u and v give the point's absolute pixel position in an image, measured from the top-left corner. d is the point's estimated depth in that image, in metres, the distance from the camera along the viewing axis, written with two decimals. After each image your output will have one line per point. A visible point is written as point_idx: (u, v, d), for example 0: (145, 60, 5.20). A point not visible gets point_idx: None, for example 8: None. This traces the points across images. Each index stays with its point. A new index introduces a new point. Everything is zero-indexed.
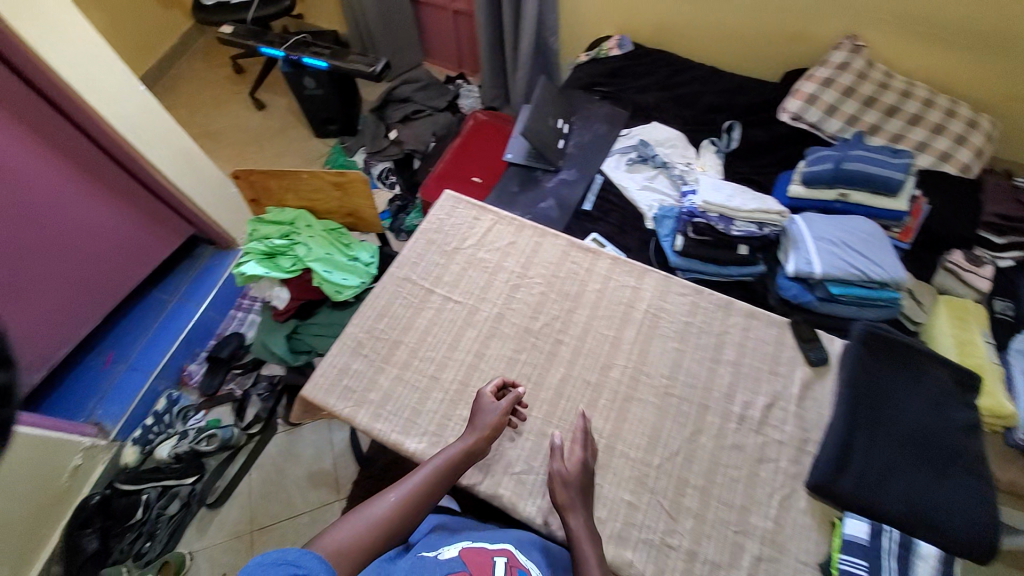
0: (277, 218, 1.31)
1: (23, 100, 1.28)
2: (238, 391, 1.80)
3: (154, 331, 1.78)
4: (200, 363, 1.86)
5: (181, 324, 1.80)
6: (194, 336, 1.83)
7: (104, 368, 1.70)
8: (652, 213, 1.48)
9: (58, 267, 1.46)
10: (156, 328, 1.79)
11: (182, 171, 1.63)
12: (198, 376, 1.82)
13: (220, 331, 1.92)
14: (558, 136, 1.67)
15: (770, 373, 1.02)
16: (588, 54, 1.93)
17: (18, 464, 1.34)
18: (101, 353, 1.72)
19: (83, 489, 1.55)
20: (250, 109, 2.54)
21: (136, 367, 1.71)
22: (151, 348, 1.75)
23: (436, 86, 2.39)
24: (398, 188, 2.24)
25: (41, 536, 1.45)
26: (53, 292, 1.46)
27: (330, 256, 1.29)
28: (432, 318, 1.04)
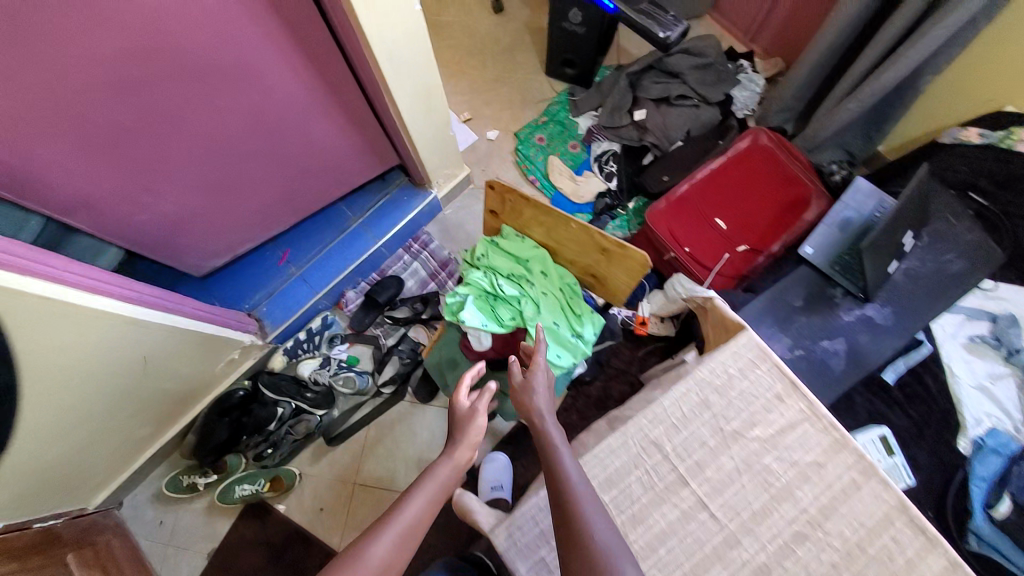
0: (514, 252, 1.10)
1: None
2: (384, 341, 1.73)
3: (331, 248, 1.70)
4: (358, 292, 1.77)
5: (355, 253, 1.70)
6: (361, 267, 1.74)
7: (277, 265, 1.68)
8: (974, 433, 1.11)
9: (269, 174, 1.35)
10: (331, 246, 1.70)
11: (415, 112, 1.36)
12: (352, 306, 1.75)
13: (383, 268, 1.81)
14: (894, 255, 1.15)
15: None
16: (984, 138, 1.28)
17: (186, 354, 1.37)
18: (278, 247, 1.69)
19: (229, 378, 1.61)
20: (486, 9, 2.15)
21: (304, 280, 1.67)
22: (322, 266, 1.68)
23: (719, 68, 1.79)
24: (614, 182, 1.82)
25: (189, 404, 1.56)
26: (258, 194, 1.38)
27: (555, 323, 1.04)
28: (673, 525, 0.77)
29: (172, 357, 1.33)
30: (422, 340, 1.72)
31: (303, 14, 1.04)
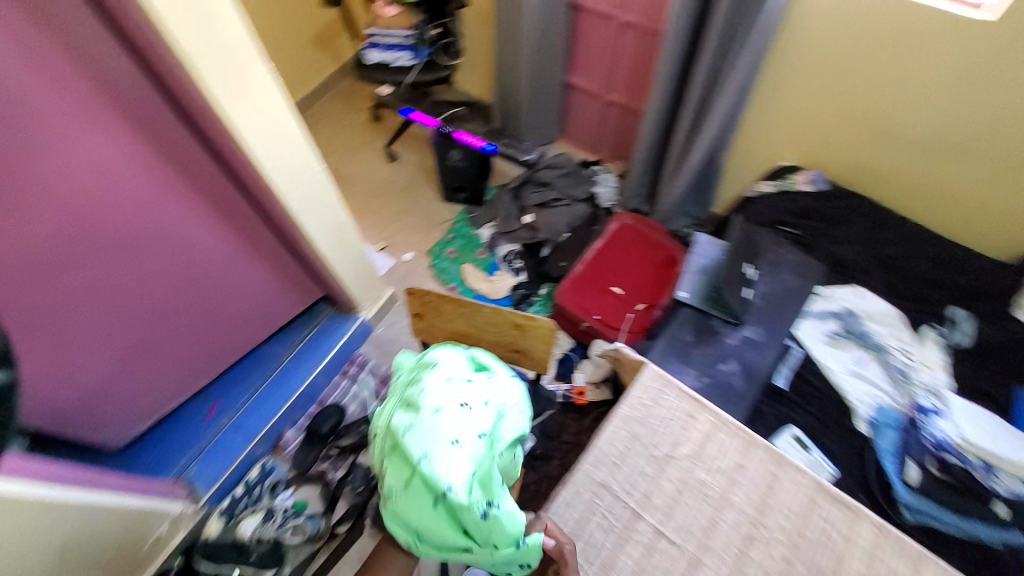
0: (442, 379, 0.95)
1: (207, 169, 1.19)
2: (332, 474, 1.63)
3: (263, 391, 1.66)
4: (297, 430, 1.72)
5: (290, 389, 1.68)
6: (298, 403, 1.71)
7: (205, 421, 1.59)
8: (866, 413, 1.21)
9: (195, 326, 1.38)
10: (264, 389, 1.67)
11: (332, 245, 1.54)
12: (293, 447, 1.68)
13: (322, 399, 1.79)
14: (743, 283, 1.44)
15: None
16: (772, 185, 1.71)
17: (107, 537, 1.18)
18: (205, 402, 1.62)
19: (155, 562, 1.37)
20: (382, 159, 2.51)
21: (239, 429, 1.59)
22: (256, 412, 1.63)
23: (578, 174, 2.24)
24: (523, 275, 2.08)
25: None
26: (185, 348, 1.39)
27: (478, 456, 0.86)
28: (639, 563, 0.82)
29: (95, 542, 1.15)
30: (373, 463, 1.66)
31: (219, 180, 1.23)
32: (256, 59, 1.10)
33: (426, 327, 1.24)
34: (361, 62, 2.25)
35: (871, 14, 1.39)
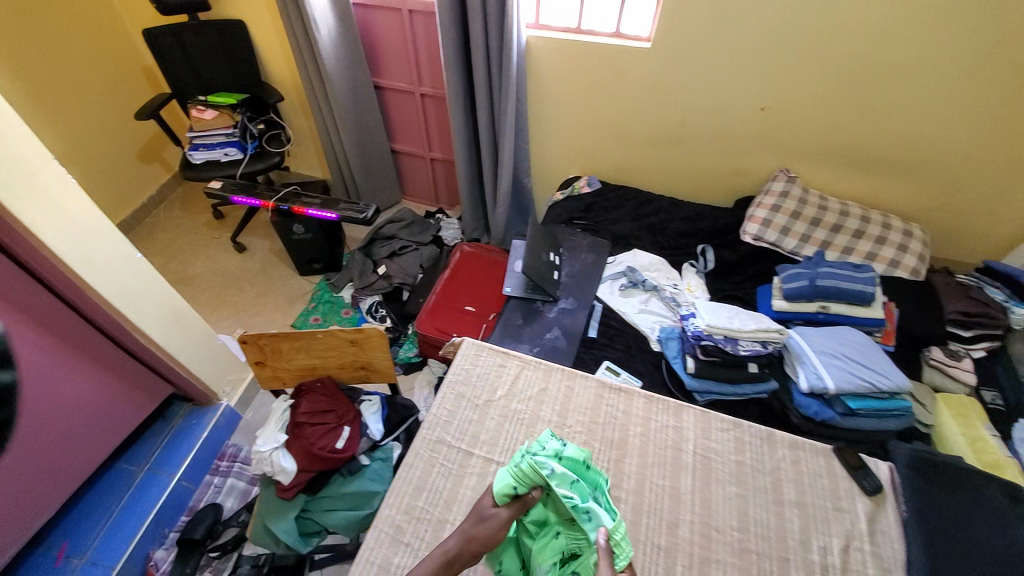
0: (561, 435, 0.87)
1: (14, 283, 1.19)
2: None
3: (119, 512, 1.51)
4: (169, 547, 1.55)
5: (151, 502, 1.54)
6: (164, 514, 1.56)
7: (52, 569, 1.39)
8: (655, 335, 1.55)
9: (24, 455, 1.27)
10: (120, 511, 1.52)
11: (169, 333, 1.54)
12: (165, 566, 1.50)
13: (193, 504, 1.67)
14: (551, 267, 1.76)
15: (835, 509, 0.92)
16: (563, 193, 2.15)
17: None
18: (52, 546, 1.43)
19: None
20: (231, 252, 2.53)
21: (97, 560, 1.42)
22: (112, 538, 1.46)
23: (419, 222, 2.49)
24: (389, 321, 2.22)
25: None
26: (14, 484, 1.26)
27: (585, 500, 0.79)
28: (473, 491, 0.96)
29: None
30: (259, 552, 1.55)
31: (30, 292, 1.23)
32: (51, 166, 1.18)
33: (272, 372, 1.29)
34: (187, 164, 2.33)
35: (582, 60, 1.90)
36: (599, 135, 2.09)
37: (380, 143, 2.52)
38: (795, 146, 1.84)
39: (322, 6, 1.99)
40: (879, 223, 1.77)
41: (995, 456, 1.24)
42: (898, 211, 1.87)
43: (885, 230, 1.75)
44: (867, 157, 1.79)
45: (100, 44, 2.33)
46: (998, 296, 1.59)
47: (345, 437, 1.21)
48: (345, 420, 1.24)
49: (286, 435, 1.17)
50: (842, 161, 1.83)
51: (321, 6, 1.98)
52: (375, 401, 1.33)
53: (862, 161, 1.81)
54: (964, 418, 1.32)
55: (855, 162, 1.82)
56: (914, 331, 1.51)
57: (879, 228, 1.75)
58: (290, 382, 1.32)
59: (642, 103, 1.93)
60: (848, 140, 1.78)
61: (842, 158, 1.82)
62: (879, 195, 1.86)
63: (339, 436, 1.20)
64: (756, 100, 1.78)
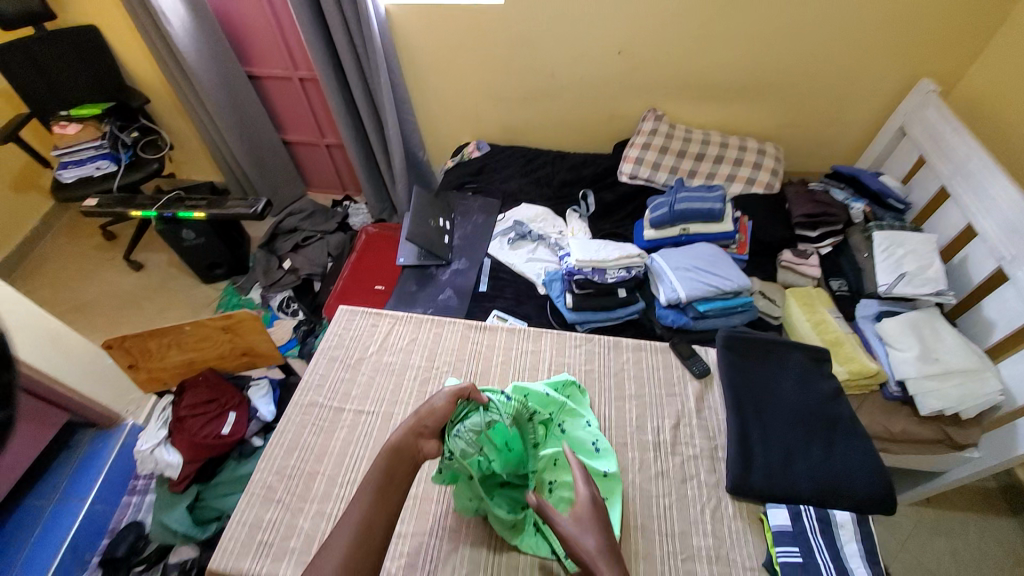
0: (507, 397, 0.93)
1: None
2: None
3: (29, 549, 1.37)
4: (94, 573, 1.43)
5: (63, 530, 1.40)
6: (81, 541, 1.43)
7: None
8: (541, 280, 1.62)
9: None
10: (29, 547, 1.38)
11: (46, 356, 1.42)
12: None
13: (114, 527, 1.52)
14: (441, 232, 1.79)
15: (668, 395, 1.05)
16: (454, 160, 2.17)
17: None
18: None
19: None
20: (128, 272, 2.40)
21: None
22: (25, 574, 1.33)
23: (322, 212, 2.46)
24: (301, 314, 2.20)
25: None
26: None
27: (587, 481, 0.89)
28: (346, 439, 1.02)
29: None
30: (188, 555, 1.42)
31: None
32: None
33: (149, 374, 1.30)
34: (58, 185, 2.11)
35: (444, 25, 1.90)
36: (481, 99, 2.12)
37: (268, 136, 2.44)
38: (657, 85, 1.94)
39: None
40: (738, 146, 1.90)
41: (834, 333, 1.39)
42: (758, 133, 2.02)
43: (743, 152, 1.89)
44: (720, 87, 1.91)
45: None
46: (840, 196, 1.73)
47: (230, 423, 1.25)
48: (229, 405, 1.27)
49: (166, 430, 1.21)
50: (703, 93, 1.95)
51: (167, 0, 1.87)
52: (263, 385, 1.34)
53: (718, 91, 1.93)
54: (809, 307, 1.47)
55: (711, 93, 1.94)
56: (766, 239, 1.67)
57: (737, 151, 1.89)
58: (171, 378, 1.32)
59: (512, 60, 1.97)
60: (702, 73, 1.88)
61: (701, 91, 1.93)
62: (738, 121, 2.01)
63: (224, 422, 1.24)
64: (613, 44, 1.85)
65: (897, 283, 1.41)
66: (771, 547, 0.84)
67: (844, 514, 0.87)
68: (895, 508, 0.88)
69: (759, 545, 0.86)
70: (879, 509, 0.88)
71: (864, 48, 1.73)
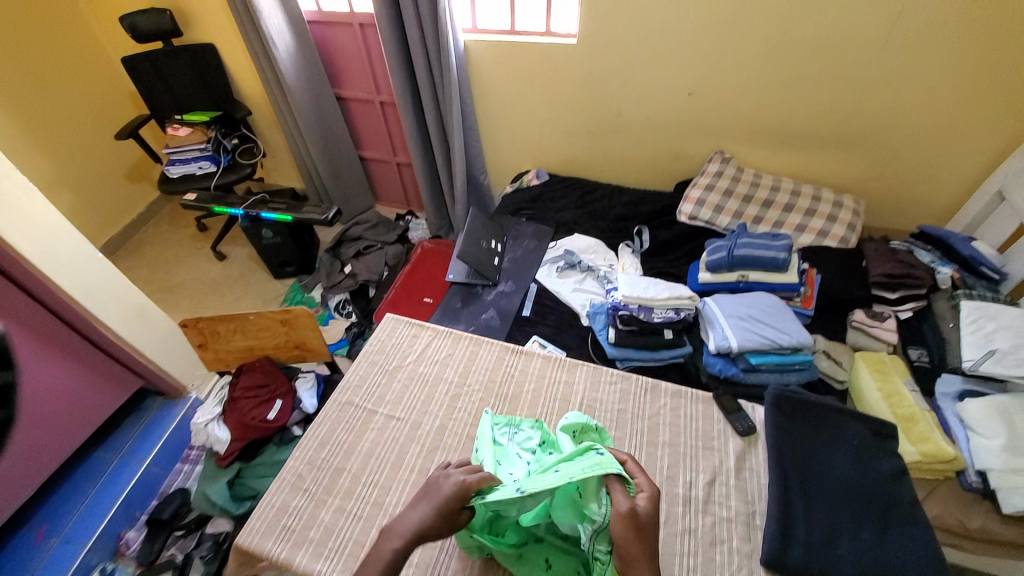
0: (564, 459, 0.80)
1: None
2: (181, 556, 1.48)
3: (91, 497, 1.51)
4: (140, 528, 1.55)
5: (124, 482, 1.55)
6: (135, 498, 1.56)
7: (34, 546, 1.40)
8: (585, 311, 1.60)
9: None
10: (94, 493, 1.52)
11: (133, 328, 1.60)
12: (138, 544, 1.51)
13: (163, 491, 1.65)
14: (491, 254, 1.84)
15: (705, 448, 0.99)
16: (512, 187, 2.24)
17: None
18: (31, 527, 1.44)
19: None
20: (211, 261, 2.67)
21: (70, 540, 1.43)
22: (87, 517, 1.47)
23: (386, 224, 2.61)
24: (354, 316, 2.32)
25: None
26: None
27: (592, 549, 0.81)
28: (374, 441, 1.05)
29: None
30: (224, 527, 1.53)
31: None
32: (14, 174, 1.28)
33: (215, 354, 1.41)
34: (167, 179, 2.40)
35: (516, 59, 2.00)
36: (545, 130, 2.18)
37: (347, 151, 2.65)
38: (725, 127, 1.91)
39: (276, 24, 2.13)
40: (810, 196, 1.81)
41: (908, 408, 1.25)
42: (833, 183, 1.91)
43: (815, 202, 1.79)
44: (793, 134, 1.84)
45: (80, 68, 2.42)
46: (925, 258, 1.59)
47: (276, 409, 1.32)
48: (278, 393, 1.35)
49: (221, 407, 1.31)
50: (774, 139, 1.88)
51: (276, 27, 2.13)
52: (309, 378, 1.41)
53: (790, 137, 1.86)
54: (881, 374, 1.33)
55: (783, 139, 1.87)
56: (833, 295, 1.55)
57: (809, 201, 1.79)
58: (232, 360, 1.43)
59: (578, 95, 2.02)
60: (775, 118, 1.83)
61: (772, 136, 1.87)
62: (812, 169, 1.91)
63: (271, 407, 1.32)
64: (682, 85, 1.85)
65: (983, 360, 1.26)
66: None
67: None
68: None
69: None
70: None
71: (962, 101, 1.61)
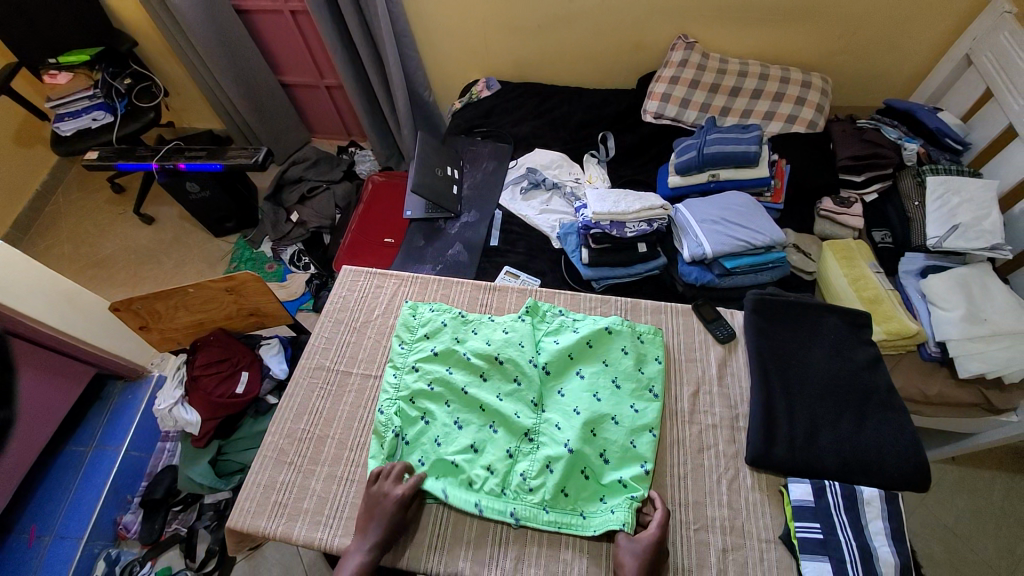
0: (566, 508, 0.85)
1: None
2: (185, 529, 1.49)
3: (76, 491, 1.47)
4: (137, 511, 1.52)
5: (105, 473, 1.50)
6: (123, 482, 1.52)
7: (29, 546, 1.40)
8: (556, 233, 1.53)
9: None
10: (78, 485, 1.48)
11: (65, 316, 1.44)
12: (137, 526, 1.49)
13: (151, 470, 1.59)
14: (449, 183, 1.68)
15: (689, 359, 1.02)
16: (461, 101, 1.99)
17: None
18: (22, 529, 1.42)
19: None
20: (141, 226, 2.39)
21: (64, 535, 1.41)
22: (76, 512, 1.44)
23: (327, 160, 2.35)
24: (313, 268, 2.18)
25: None
26: None
27: (651, 378, 0.97)
28: (355, 402, 1.01)
29: None
30: (222, 496, 1.53)
31: None
32: None
33: (162, 334, 1.29)
34: (55, 138, 2.04)
35: None
36: (490, 29, 1.90)
37: (264, 77, 2.28)
38: (690, 6, 1.69)
39: None
40: (778, 79, 1.67)
41: (873, 290, 1.29)
42: (805, 60, 1.78)
43: (785, 85, 1.66)
44: (765, 8, 1.66)
45: None
46: (892, 134, 1.53)
47: (244, 382, 1.25)
48: (242, 365, 1.27)
49: (182, 389, 1.21)
50: (745, 14, 1.69)
51: None
52: (274, 344, 1.33)
53: (762, 13, 1.68)
54: (848, 261, 1.35)
55: (754, 15, 1.69)
56: (804, 185, 1.51)
57: (778, 84, 1.66)
58: (182, 338, 1.31)
59: None
60: None
61: (743, 11, 1.68)
62: (783, 48, 1.76)
63: (237, 381, 1.25)
64: None
65: (948, 235, 1.30)
66: (790, 520, 0.85)
67: (871, 490, 0.85)
68: (924, 484, 0.87)
69: (777, 517, 0.86)
70: (905, 483, 0.86)
71: None
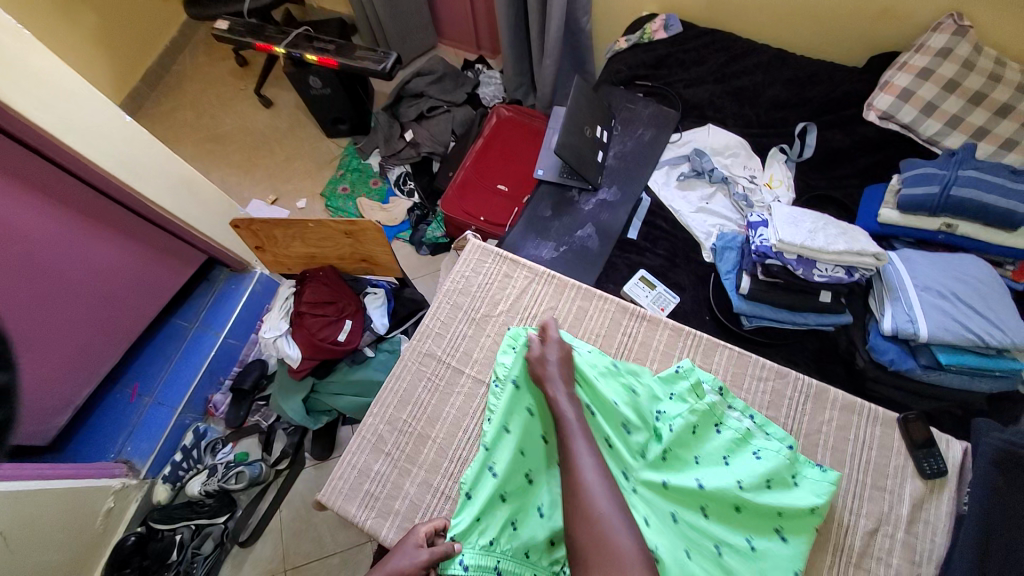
0: None
1: (17, 160, 1.09)
2: (264, 423, 1.61)
3: (176, 362, 1.55)
4: (226, 392, 1.64)
5: (204, 353, 1.56)
6: (217, 366, 1.60)
7: (130, 401, 1.48)
8: (710, 243, 1.26)
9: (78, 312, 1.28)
10: (178, 358, 1.56)
11: (184, 204, 1.42)
12: (225, 407, 1.61)
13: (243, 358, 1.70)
14: (596, 147, 1.41)
15: (874, 488, 0.87)
16: (628, 39, 1.60)
17: (48, 516, 1.14)
18: (125, 384, 1.50)
19: (123, 523, 1.38)
20: (258, 107, 2.34)
21: (163, 402, 1.50)
22: (174, 383, 1.52)
23: (452, 76, 2.11)
24: (417, 196, 2.04)
25: (100, 544, 1.32)
26: (83, 335, 1.30)
27: (787, 518, 0.76)
28: (461, 408, 0.90)
29: (33, 524, 1.11)
30: None
31: (31, 166, 1.12)
32: None
33: (274, 256, 1.25)
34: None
35: None
36: None
37: None
38: None
39: None
40: None
41: None
42: None
43: None
44: None
45: None
46: None
47: (346, 330, 1.19)
48: (346, 313, 1.20)
49: (287, 322, 1.18)
50: None
51: None
52: (379, 294, 1.27)
53: None
54: None
55: None
56: None
57: None
58: (293, 264, 1.27)
59: None
60: None
61: None
62: None
63: (341, 328, 1.19)
64: None
65: None
66: None
67: None
68: None
69: None
70: None
71: None
